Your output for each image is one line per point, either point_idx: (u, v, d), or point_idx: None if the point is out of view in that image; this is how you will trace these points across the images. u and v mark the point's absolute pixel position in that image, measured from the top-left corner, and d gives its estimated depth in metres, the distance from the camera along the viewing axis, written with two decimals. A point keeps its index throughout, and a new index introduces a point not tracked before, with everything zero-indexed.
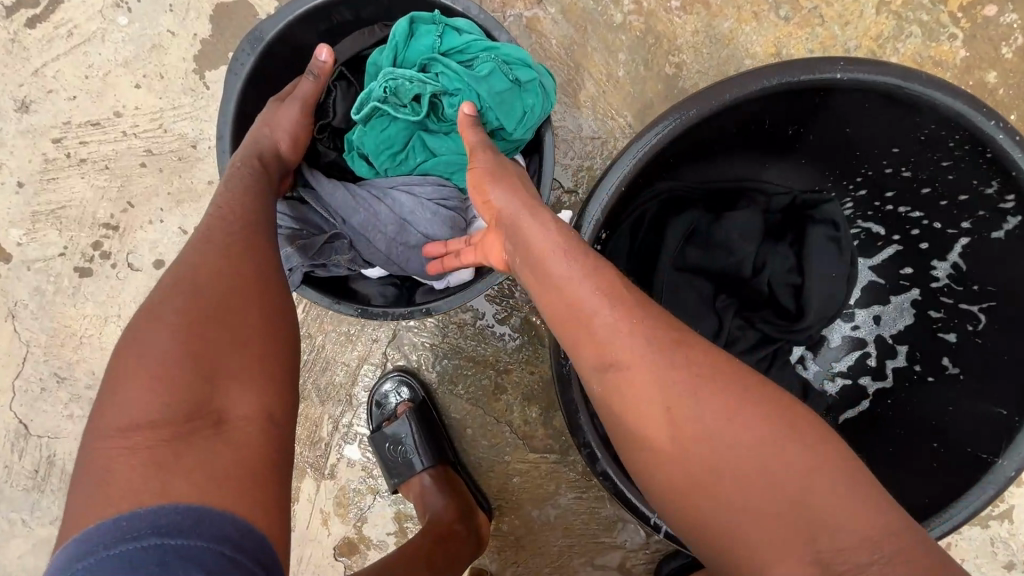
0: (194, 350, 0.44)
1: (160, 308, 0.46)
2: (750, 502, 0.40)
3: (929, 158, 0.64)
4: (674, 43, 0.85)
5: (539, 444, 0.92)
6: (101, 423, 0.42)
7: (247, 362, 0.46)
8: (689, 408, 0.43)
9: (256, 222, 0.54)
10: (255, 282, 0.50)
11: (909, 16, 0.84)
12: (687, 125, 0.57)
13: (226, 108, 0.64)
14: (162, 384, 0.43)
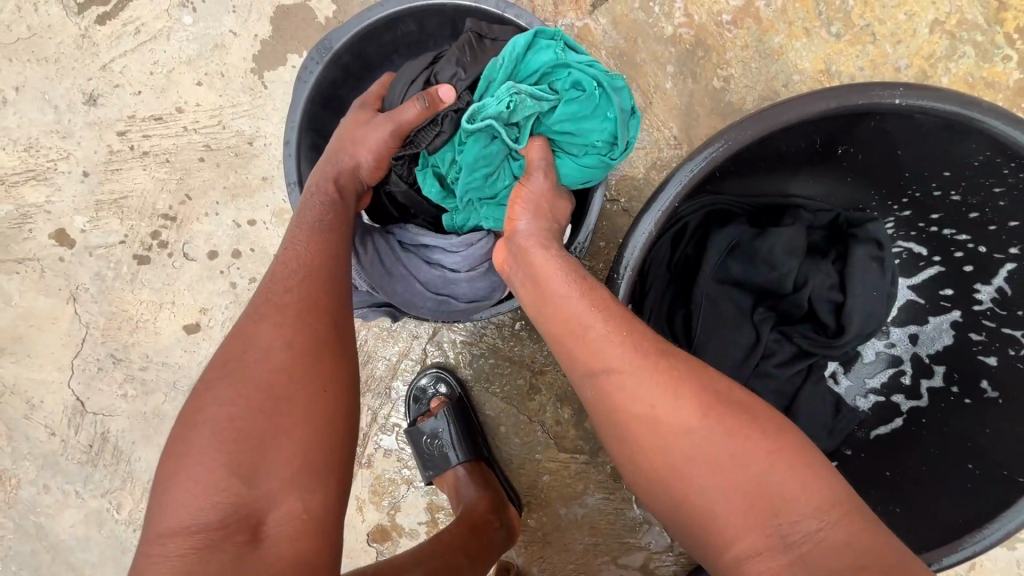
0: (243, 428, 0.49)
1: (216, 386, 0.51)
2: (717, 489, 0.47)
3: (981, 184, 0.64)
4: (723, 57, 0.85)
5: (570, 445, 0.95)
6: (162, 490, 0.48)
7: (285, 457, 0.49)
8: (668, 416, 0.49)
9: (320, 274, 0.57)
10: (308, 349, 0.52)
11: (963, 35, 0.84)
12: (742, 145, 0.59)
13: (295, 112, 0.67)
14: (216, 460, 0.48)
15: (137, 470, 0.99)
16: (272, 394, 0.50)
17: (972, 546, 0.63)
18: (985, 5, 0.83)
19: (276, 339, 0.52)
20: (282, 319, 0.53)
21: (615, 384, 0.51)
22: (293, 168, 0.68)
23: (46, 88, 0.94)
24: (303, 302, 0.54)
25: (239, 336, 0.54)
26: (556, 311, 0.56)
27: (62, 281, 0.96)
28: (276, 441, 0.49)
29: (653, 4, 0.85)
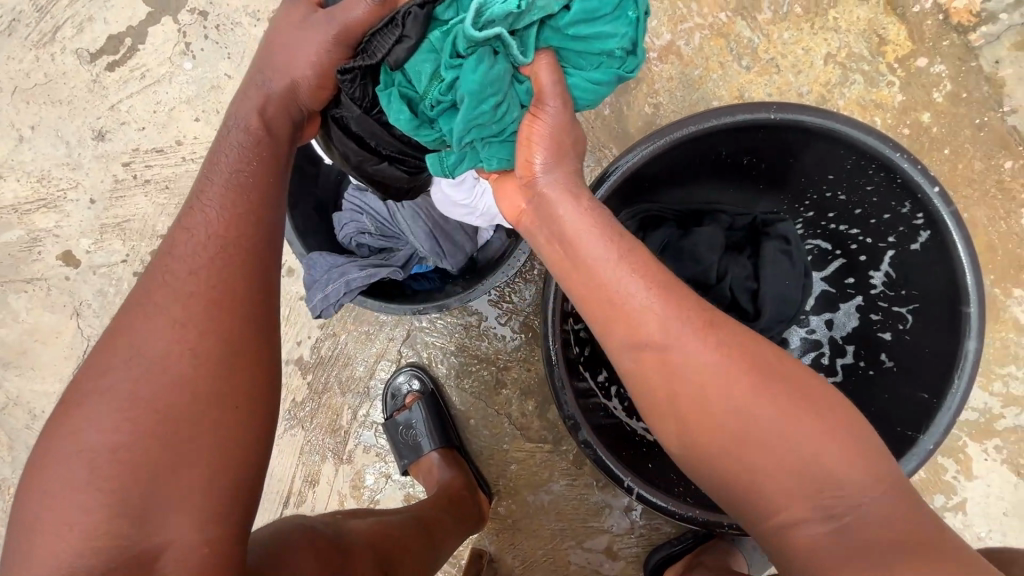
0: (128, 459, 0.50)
1: (88, 408, 0.52)
2: (769, 461, 0.52)
3: (857, 184, 0.77)
4: (652, 88, 1.00)
5: (534, 435, 1.03)
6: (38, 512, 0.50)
7: (184, 482, 0.51)
8: (722, 392, 0.54)
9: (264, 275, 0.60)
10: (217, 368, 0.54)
11: (853, 66, 0.99)
12: (651, 154, 0.73)
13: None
14: (94, 482, 0.49)
15: None
16: (156, 412, 0.52)
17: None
18: (868, 40, 0.99)
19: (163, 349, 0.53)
20: (162, 335, 0.54)
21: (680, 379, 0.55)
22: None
23: (59, 126, 1.05)
24: (188, 315, 0.55)
25: (115, 352, 0.54)
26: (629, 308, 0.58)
27: (66, 298, 1.05)
28: (161, 454, 0.51)
29: None
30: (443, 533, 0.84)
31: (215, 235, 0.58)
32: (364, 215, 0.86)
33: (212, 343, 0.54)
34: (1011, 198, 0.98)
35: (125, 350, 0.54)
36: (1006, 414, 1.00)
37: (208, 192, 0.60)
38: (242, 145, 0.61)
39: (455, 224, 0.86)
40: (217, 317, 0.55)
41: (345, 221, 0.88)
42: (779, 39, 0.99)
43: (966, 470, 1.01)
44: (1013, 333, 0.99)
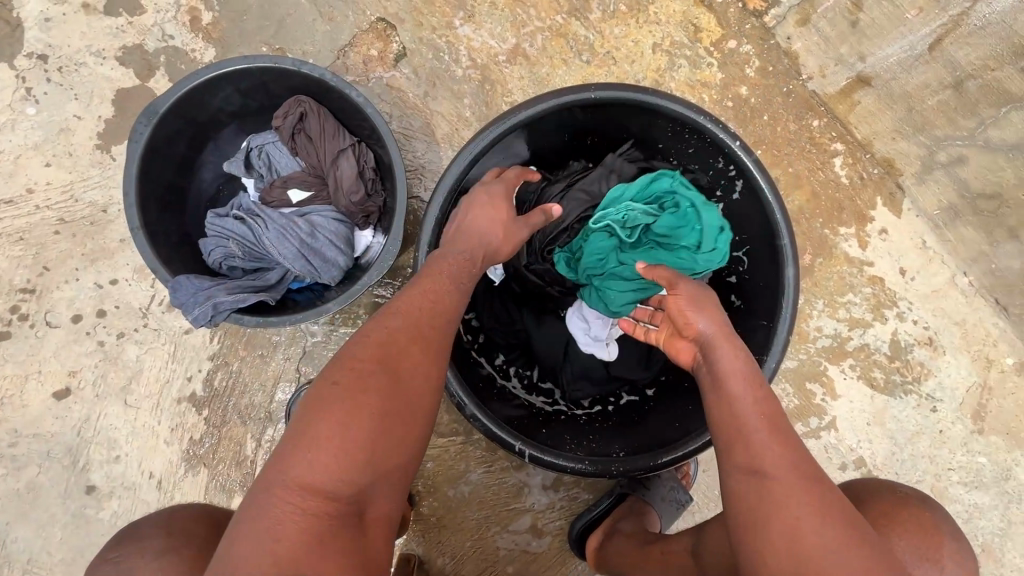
0: (384, 434, 0.55)
1: (366, 403, 0.55)
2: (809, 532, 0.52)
3: (682, 149, 0.88)
4: (506, 87, 1.08)
5: (446, 429, 1.05)
6: (270, 497, 0.50)
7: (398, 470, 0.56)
8: (775, 461, 0.58)
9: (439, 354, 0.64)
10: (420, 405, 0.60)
11: (677, 52, 1.12)
12: (496, 139, 0.80)
13: (131, 167, 0.79)
14: (337, 473, 0.52)
15: (14, 552, 0.97)
16: (393, 417, 0.56)
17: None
18: (686, 29, 1.12)
19: (417, 387, 0.60)
20: (411, 365, 0.61)
21: (764, 482, 0.57)
22: (135, 214, 0.78)
23: None
24: (423, 357, 0.63)
25: (369, 359, 0.59)
26: (732, 416, 0.63)
27: None
28: (388, 445, 0.55)
29: (443, 53, 1.07)
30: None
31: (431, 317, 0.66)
32: (230, 240, 0.87)
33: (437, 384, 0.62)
34: (822, 150, 1.14)
35: (365, 367, 0.58)
36: (854, 335, 1.15)
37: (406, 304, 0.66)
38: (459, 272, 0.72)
39: (325, 242, 0.86)
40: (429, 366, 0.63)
41: (211, 245, 0.88)
42: (611, 34, 1.11)
43: (831, 391, 1.14)
44: (845, 265, 1.15)
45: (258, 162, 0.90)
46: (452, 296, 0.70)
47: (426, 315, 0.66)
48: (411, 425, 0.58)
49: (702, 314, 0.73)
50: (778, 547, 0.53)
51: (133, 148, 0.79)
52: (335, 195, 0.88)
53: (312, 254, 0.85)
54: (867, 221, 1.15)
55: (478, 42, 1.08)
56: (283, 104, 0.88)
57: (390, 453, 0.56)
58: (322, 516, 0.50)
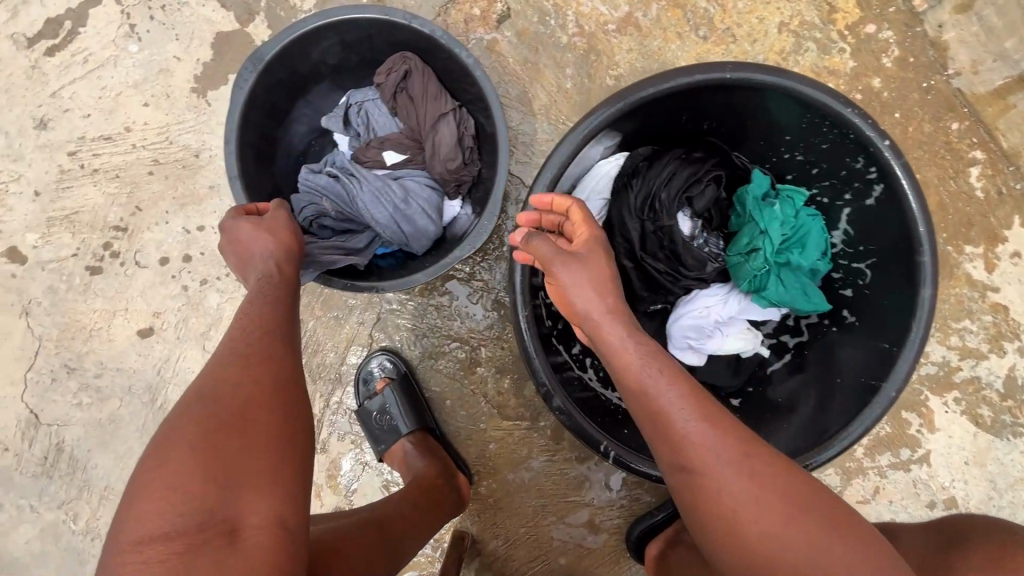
0: (216, 449, 0.53)
1: (186, 435, 0.54)
2: (761, 519, 0.51)
3: (813, 143, 0.79)
4: (612, 59, 1.00)
5: (512, 413, 1.03)
6: (117, 565, 0.48)
7: (257, 470, 0.54)
8: (703, 447, 0.54)
9: (273, 333, 0.65)
10: (264, 394, 0.59)
11: (806, 34, 1.01)
12: (615, 117, 0.73)
13: (234, 115, 0.77)
14: (179, 510, 0.50)
15: (93, 477, 1.01)
16: (236, 429, 0.55)
17: (836, 446, 0.74)
18: (819, 8, 1.01)
19: (242, 393, 0.58)
20: (244, 374, 0.60)
21: (698, 476, 0.54)
22: (234, 163, 0.77)
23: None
24: (260, 358, 0.62)
25: (197, 398, 0.57)
26: (651, 409, 0.58)
27: (13, 296, 1.00)
28: (223, 455, 0.53)
29: (549, 17, 1.00)
30: (402, 534, 0.78)
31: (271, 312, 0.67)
32: (323, 198, 0.84)
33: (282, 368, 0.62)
34: (959, 158, 1.02)
35: (194, 402, 0.57)
36: (964, 366, 1.04)
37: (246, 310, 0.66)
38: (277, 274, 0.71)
39: (417, 209, 0.83)
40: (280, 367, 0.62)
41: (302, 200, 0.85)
42: (733, 9, 1.01)
43: (929, 423, 1.05)
44: (966, 288, 1.04)
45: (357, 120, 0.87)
46: (275, 296, 0.69)
47: (257, 326, 0.65)
48: (265, 430, 0.57)
49: (579, 266, 0.65)
50: (726, 539, 0.52)
51: (237, 95, 0.77)
52: (430, 161, 0.84)
53: (403, 221, 0.82)
54: (999, 242, 1.03)
55: (588, 7, 1.00)
56: (387, 60, 0.84)
57: (245, 464, 0.54)
58: (188, 550, 0.49)
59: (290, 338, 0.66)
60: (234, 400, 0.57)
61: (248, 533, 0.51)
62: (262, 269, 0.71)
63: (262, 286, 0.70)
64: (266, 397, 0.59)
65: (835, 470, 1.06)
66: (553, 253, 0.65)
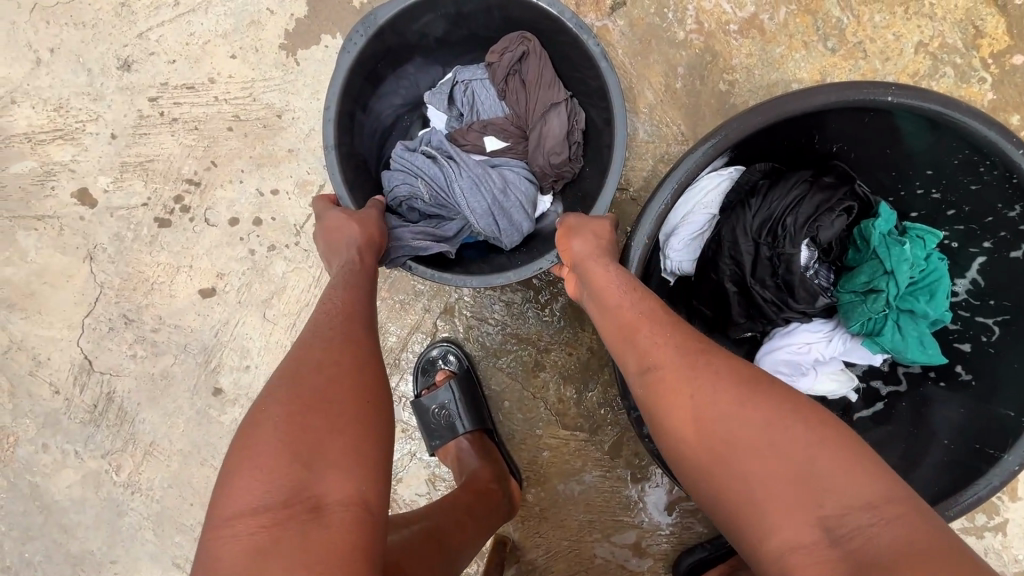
0: (301, 422, 0.48)
1: (273, 412, 0.49)
2: (733, 425, 0.51)
3: (959, 182, 0.72)
4: (729, 62, 0.93)
5: (571, 422, 0.98)
6: (212, 545, 0.44)
7: (342, 443, 0.48)
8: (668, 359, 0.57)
9: (358, 312, 0.60)
10: (347, 368, 0.53)
11: (944, 57, 0.92)
12: (751, 131, 0.67)
13: (337, 80, 0.71)
14: (267, 487, 0.46)
15: (140, 431, 0.99)
16: (317, 406, 0.49)
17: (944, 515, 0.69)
18: (964, 30, 0.92)
19: (319, 361, 0.53)
20: (324, 345, 0.55)
21: (665, 377, 0.56)
22: (331, 132, 0.71)
23: (81, 51, 0.95)
24: (338, 331, 0.56)
25: (280, 374, 0.53)
26: (627, 331, 0.60)
27: (79, 239, 0.97)
28: (308, 427, 0.48)
29: (666, 9, 0.93)
30: (456, 544, 0.72)
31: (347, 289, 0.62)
32: (418, 179, 0.79)
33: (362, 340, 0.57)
34: None
35: (278, 378, 0.53)
36: None
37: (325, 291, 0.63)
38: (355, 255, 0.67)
39: (514, 203, 0.78)
40: (360, 346, 0.56)
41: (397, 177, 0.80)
42: (869, 22, 0.92)
43: (1012, 491, 0.98)
44: None
45: (462, 99, 0.83)
46: (355, 282, 0.64)
47: (339, 306, 0.60)
48: (346, 400, 0.51)
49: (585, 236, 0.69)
50: (701, 439, 0.52)
51: (343, 58, 0.71)
52: (533, 152, 0.81)
53: (500, 215, 0.77)
54: None
55: (710, 3, 0.92)
56: (503, 39, 0.80)
57: (329, 437, 0.48)
58: (274, 527, 0.44)
59: (369, 318, 0.61)
60: (317, 370, 0.52)
61: (332, 510, 0.46)
62: (345, 259, 0.67)
63: (348, 268, 0.66)
64: (351, 369, 0.53)
65: None
66: (578, 219, 0.72)
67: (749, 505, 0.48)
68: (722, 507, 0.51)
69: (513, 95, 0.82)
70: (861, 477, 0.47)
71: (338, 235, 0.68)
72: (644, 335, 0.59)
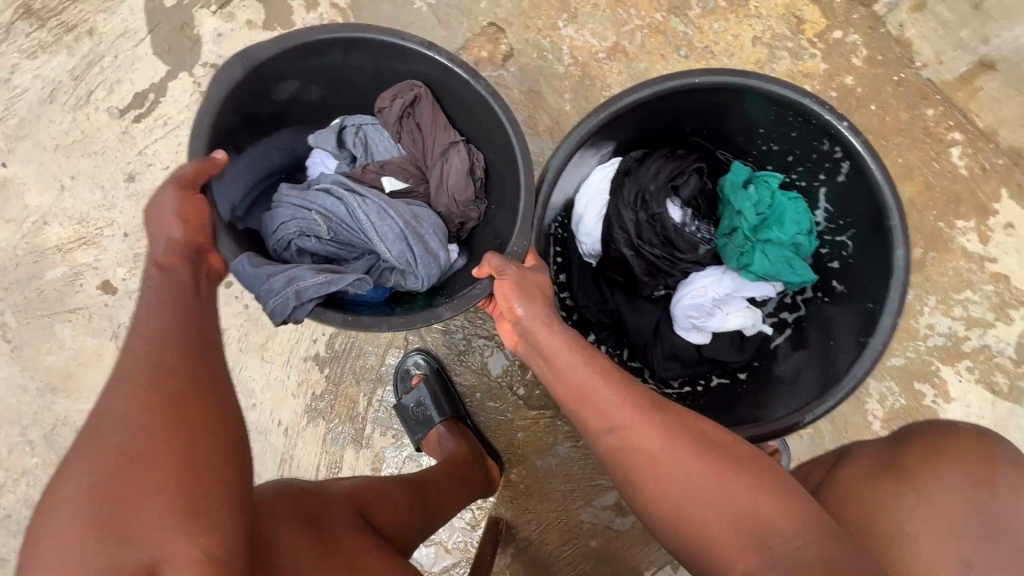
0: (108, 488, 0.47)
1: (69, 488, 0.46)
2: (688, 481, 0.63)
3: (783, 133, 0.89)
4: (605, 82, 1.14)
5: (537, 402, 1.11)
6: None
7: (159, 500, 0.47)
8: (633, 431, 0.68)
9: (173, 325, 0.57)
10: (158, 406, 0.50)
11: (779, 44, 1.13)
12: (600, 124, 0.85)
13: (212, 102, 0.82)
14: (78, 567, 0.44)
15: None
16: (127, 463, 0.47)
17: (827, 402, 0.81)
18: (788, 21, 1.13)
19: (121, 410, 0.50)
20: (136, 395, 0.51)
21: (631, 444, 0.67)
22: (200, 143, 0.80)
23: (95, 174, 1.19)
24: (153, 376, 0.52)
25: (78, 434, 0.50)
26: (593, 402, 0.71)
27: (105, 322, 1.17)
28: (123, 490, 0.47)
29: (547, 52, 1.15)
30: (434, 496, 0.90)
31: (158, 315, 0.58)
32: (328, 217, 0.94)
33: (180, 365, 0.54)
34: (939, 140, 1.09)
35: (79, 436, 0.50)
36: (971, 337, 1.08)
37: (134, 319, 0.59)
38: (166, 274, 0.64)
39: (424, 232, 0.96)
40: (183, 388, 0.52)
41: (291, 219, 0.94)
42: (710, 29, 1.14)
43: (944, 393, 1.08)
44: (963, 260, 1.09)
45: (355, 142, 1.03)
46: (165, 299, 0.60)
47: (153, 337, 0.56)
48: (162, 447, 0.48)
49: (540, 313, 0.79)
50: (665, 494, 0.64)
51: (220, 81, 0.83)
52: (437, 192, 1.00)
53: (413, 240, 0.94)
54: (990, 215, 1.09)
55: (580, 41, 1.15)
56: (396, 85, 0.99)
57: (145, 493, 0.47)
58: None
59: (194, 359, 0.55)
60: (117, 425, 0.49)
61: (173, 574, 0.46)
62: (150, 268, 0.66)
63: (156, 297, 0.61)
64: (161, 404, 0.50)
65: None
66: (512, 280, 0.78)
67: (707, 546, 0.60)
68: (689, 550, 0.62)
69: (406, 134, 1.01)
70: (791, 514, 0.58)
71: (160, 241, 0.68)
72: (609, 408, 0.70)
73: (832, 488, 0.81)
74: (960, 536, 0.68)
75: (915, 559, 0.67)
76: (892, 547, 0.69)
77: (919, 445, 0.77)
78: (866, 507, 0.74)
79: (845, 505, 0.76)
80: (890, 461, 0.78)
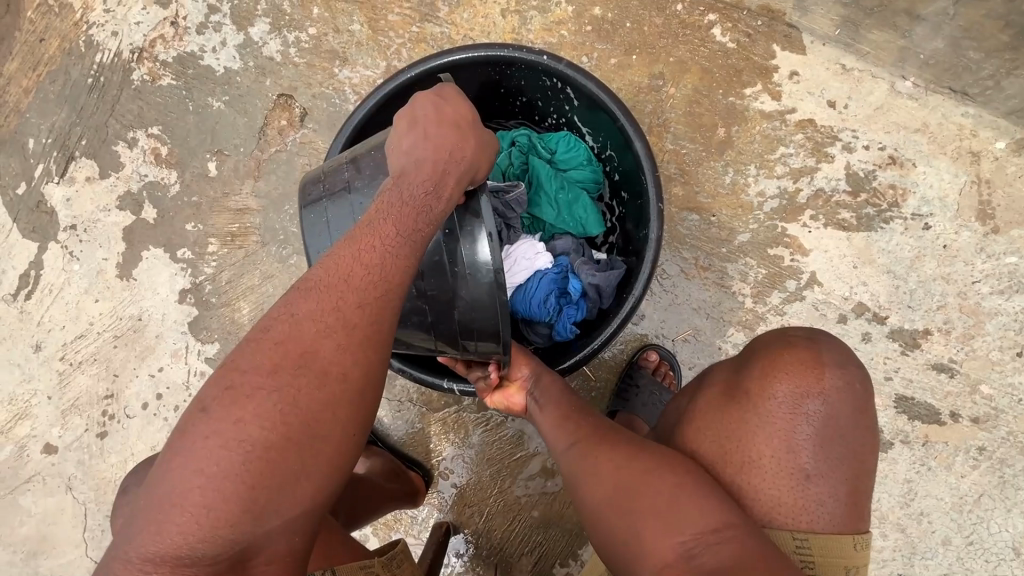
0: (276, 455, 0.53)
1: (258, 427, 0.53)
2: (626, 478, 0.69)
3: (518, 83, 0.95)
4: None
5: (439, 404, 1.16)
6: (160, 515, 0.51)
7: (300, 496, 0.54)
8: (587, 444, 0.76)
9: (360, 278, 0.60)
10: (337, 415, 0.56)
11: (525, 7, 1.19)
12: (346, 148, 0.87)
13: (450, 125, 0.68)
14: (220, 491, 0.51)
15: None
16: (297, 446, 0.54)
17: (630, 301, 0.85)
18: None
19: (322, 400, 0.55)
20: (329, 357, 0.56)
21: (587, 450, 0.75)
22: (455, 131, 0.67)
23: (9, 356, 1.32)
24: (349, 362, 0.57)
25: (274, 366, 0.55)
26: (557, 424, 0.80)
27: (57, 479, 1.29)
28: (283, 468, 0.53)
29: (333, 98, 1.26)
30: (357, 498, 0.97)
31: (359, 257, 0.61)
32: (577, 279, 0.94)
33: (360, 375, 0.57)
34: (698, 27, 1.13)
35: (276, 373, 0.55)
36: (802, 186, 1.10)
37: (365, 235, 0.62)
38: (412, 205, 0.64)
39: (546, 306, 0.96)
40: (351, 384, 0.57)
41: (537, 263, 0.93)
42: (462, 21, 1.22)
43: (800, 249, 1.09)
44: (765, 123, 1.11)
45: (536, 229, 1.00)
46: (406, 241, 0.63)
47: (337, 278, 0.60)
48: (325, 457, 0.55)
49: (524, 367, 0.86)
50: (612, 487, 0.69)
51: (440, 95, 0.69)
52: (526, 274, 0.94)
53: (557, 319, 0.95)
54: (773, 72, 1.11)
55: (358, 78, 1.25)
56: None
57: (290, 486, 0.53)
58: (214, 530, 0.51)
59: (368, 376, 0.58)
60: (314, 408, 0.55)
61: (261, 545, 0.53)
62: (433, 168, 0.65)
63: (389, 229, 0.63)
64: (340, 419, 0.56)
65: (739, 329, 1.10)
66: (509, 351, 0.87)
67: (637, 540, 0.65)
68: (618, 538, 0.67)
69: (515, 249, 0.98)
70: (718, 514, 0.63)
71: (457, 159, 0.66)
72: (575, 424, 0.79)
73: (686, 424, 0.73)
74: (799, 447, 0.65)
75: (759, 479, 0.65)
76: (743, 470, 0.66)
77: (763, 361, 0.69)
78: (708, 430, 0.70)
79: (694, 440, 0.71)
80: (734, 381, 0.70)
